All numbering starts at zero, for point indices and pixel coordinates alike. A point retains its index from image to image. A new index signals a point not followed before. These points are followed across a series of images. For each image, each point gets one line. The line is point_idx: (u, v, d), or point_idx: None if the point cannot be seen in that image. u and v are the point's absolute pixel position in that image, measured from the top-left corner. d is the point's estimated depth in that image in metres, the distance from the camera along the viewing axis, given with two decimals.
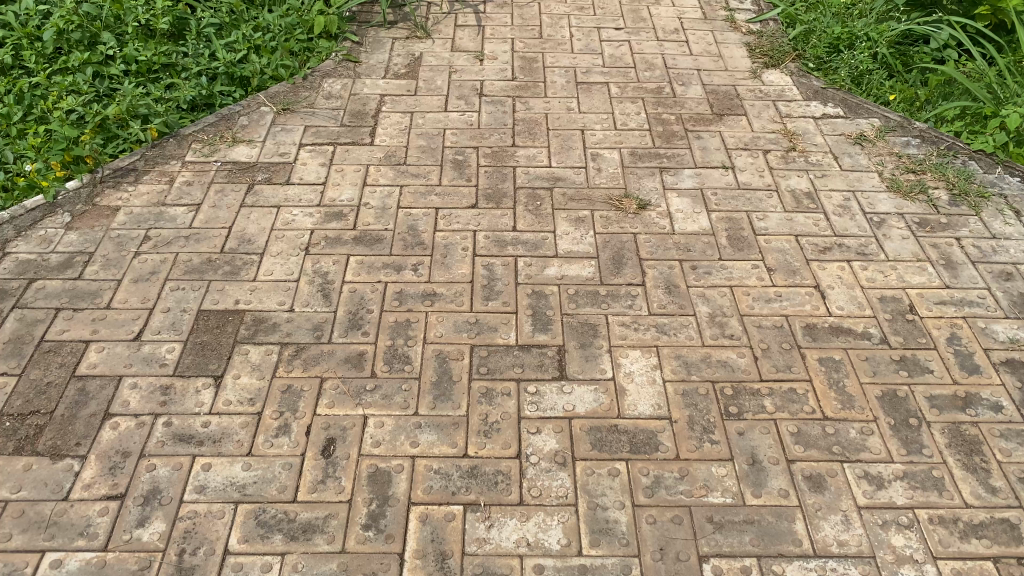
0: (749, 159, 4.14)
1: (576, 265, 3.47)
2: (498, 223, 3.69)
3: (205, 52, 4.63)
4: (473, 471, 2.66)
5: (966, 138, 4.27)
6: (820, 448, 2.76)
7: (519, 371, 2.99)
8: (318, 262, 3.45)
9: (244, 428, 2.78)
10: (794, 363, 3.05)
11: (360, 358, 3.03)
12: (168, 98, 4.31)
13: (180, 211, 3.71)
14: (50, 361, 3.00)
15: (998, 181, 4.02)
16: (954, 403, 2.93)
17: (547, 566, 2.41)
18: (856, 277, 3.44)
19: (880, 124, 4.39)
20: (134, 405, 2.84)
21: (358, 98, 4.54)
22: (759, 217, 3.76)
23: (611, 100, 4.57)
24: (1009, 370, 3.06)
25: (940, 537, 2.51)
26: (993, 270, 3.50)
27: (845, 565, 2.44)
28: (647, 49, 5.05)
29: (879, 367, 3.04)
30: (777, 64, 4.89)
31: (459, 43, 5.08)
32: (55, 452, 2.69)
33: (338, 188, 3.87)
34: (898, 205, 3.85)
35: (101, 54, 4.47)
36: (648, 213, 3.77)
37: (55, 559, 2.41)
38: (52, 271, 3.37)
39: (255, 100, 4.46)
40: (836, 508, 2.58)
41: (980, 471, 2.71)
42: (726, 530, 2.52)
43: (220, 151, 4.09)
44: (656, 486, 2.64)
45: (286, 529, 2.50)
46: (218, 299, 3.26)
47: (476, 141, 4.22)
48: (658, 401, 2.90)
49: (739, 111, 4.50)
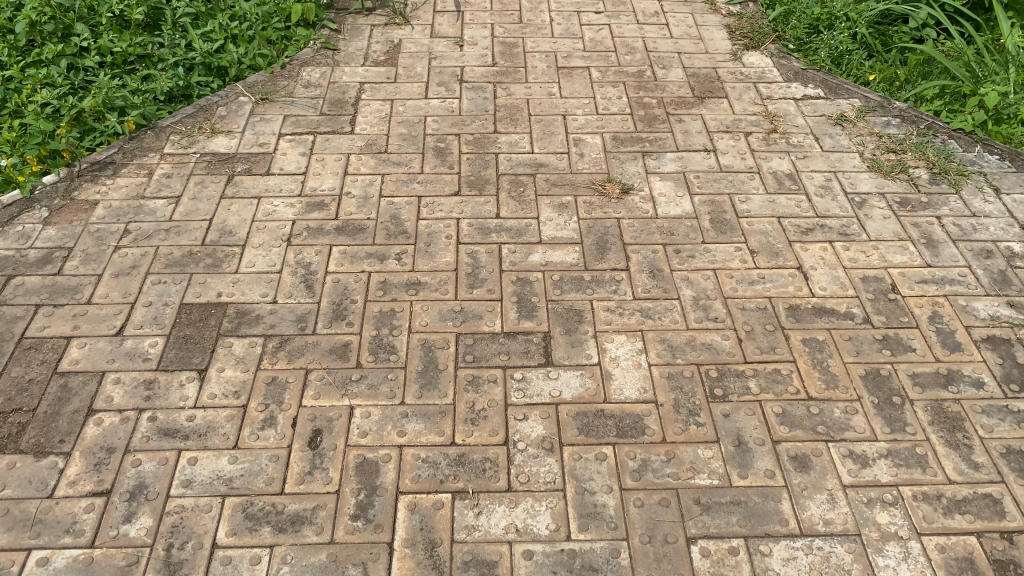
0: (731, 142, 4.14)
1: (560, 251, 3.47)
2: (480, 210, 3.68)
3: (181, 42, 4.57)
4: (461, 459, 2.66)
5: (945, 117, 4.29)
6: (805, 428, 2.78)
7: (505, 359, 2.99)
8: (300, 252, 3.43)
9: (229, 421, 2.77)
10: (778, 344, 3.07)
11: (346, 349, 3.02)
12: (144, 90, 4.26)
13: (159, 204, 3.67)
14: (31, 358, 2.97)
15: (977, 158, 4.04)
16: (936, 380, 2.95)
17: (536, 551, 2.42)
18: (838, 258, 3.46)
19: (860, 104, 4.41)
20: (118, 400, 2.82)
21: (337, 86, 4.50)
22: (741, 199, 3.77)
23: (592, 84, 4.56)
24: (990, 347, 3.09)
25: (925, 513, 2.54)
26: (973, 248, 3.53)
27: (831, 543, 2.46)
28: (627, 32, 5.04)
29: (862, 347, 3.07)
30: (757, 46, 4.89)
31: (438, 29, 5.04)
32: (38, 449, 2.67)
33: (319, 178, 3.85)
34: (879, 185, 3.87)
35: (76, 46, 4.41)
36: (631, 198, 3.77)
37: (42, 557, 2.39)
38: (32, 267, 3.33)
39: (233, 90, 4.41)
40: (822, 488, 2.61)
41: (963, 447, 2.74)
42: (713, 511, 2.54)
43: (198, 142, 4.04)
44: (643, 470, 2.65)
45: (274, 521, 2.49)
46: (201, 292, 3.24)
47: (457, 128, 4.20)
48: (644, 385, 2.91)
49: (719, 93, 4.50)
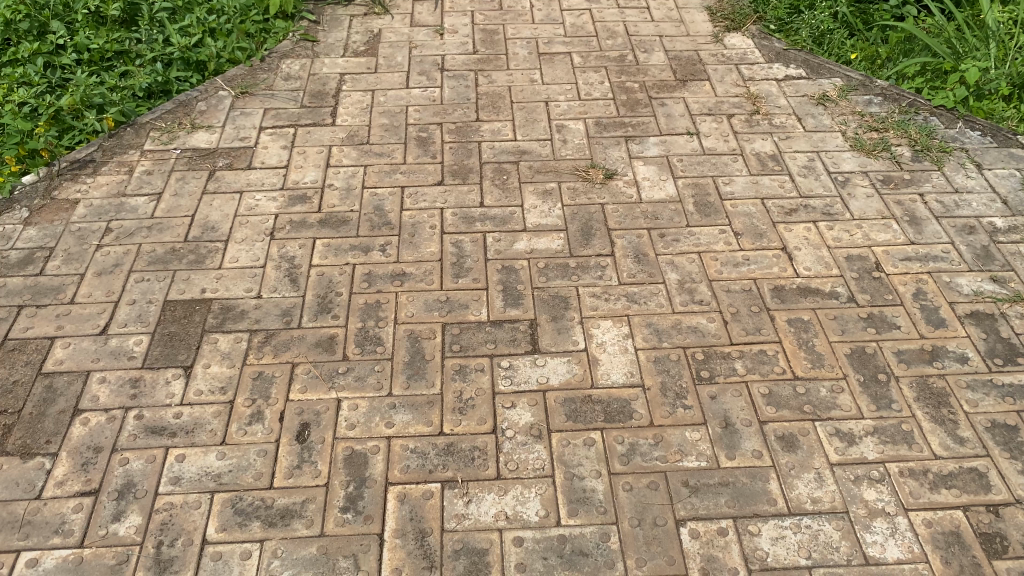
0: (714, 124, 4.14)
1: (545, 238, 3.46)
2: (464, 199, 3.67)
3: (158, 37, 4.53)
4: (450, 449, 2.67)
5: (926, 94, 4.30)
6: (792, 407, 2.79)
7: (491, 347, 2.99)
8: (284, 246, 3.42)
9: (216, 417, 2.76)
10: (764, 325, 3.08)
11: (332, 342, 3.01)
12: (123, 87, 4.22)
13: (141, 201, 3.65)
14: (15, 359, 2.95)
15: (959, 135, 4.05)
16: (921, 357, 2.97)
17: (526, 538, 2.43)
18: (822, 238, 3.47)
19: (842, 83, 4.41)
20: (104, 399, 2.81)
21: (317, 78, 4.47)
22: (725, 182, 3.77)
23: (574, 69, 4.55)
24: (974, 322, 3.11)
25: (911, 489, 2.56)
26: (957, 224, 3.54)
27: (819, 521, 2.47)
28: (608, 16, 5.02)
29: (847, 326, 3.08)
30: (739, 28, 4.88)
31: (418, 18, 5.02)
32: (25, 451, 2.66)
33: (301, 170, 3.83)
34: (862, 163, 3.87)
35: (52, 44, 4.37)
36: (615, 183, 3.77)
37: (31, 558, 2.39)
38: (13, 268, 3.31)
39: (212, 84, 4.38)
40: (809, 466, 2.62)
41: (949, 423, 2.75)
42: (702, 493, 2.55)
43: (179, 139, 4.01)
44: (632, 453, 2.65)
45: (264, 515, 2.49)
46: (184, 289, 3.22)
47: (439, 117, 4.18)
48: (630, 369, 2.92)
49: (702, 76, 4.50)
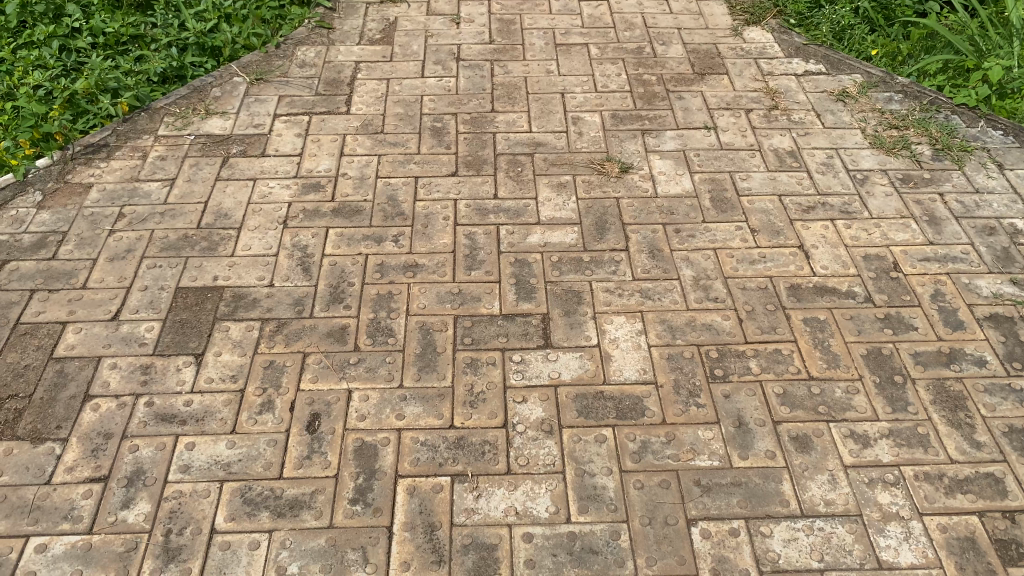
0: (732, 119, 4.09)
1: (559, 231, 3.43)
2: (477, 190, 3.64)
3: (173, 22, 4.52)
4: (460, 442, 2.65)
5: (948, 92, 4.24)
6: (806, 408, 2.76)
7: (504, 341, 2.97)
8: (297, 235, 3.40)
9: (226, 406, 2.75)
10: (779, 324, 3.04)
11: (343, 332, 3.00)
12: (137, 71, 4.21)
13: (154, 186, 3.64)
14: (26, 344, 2.95)
15: (981, 134, 4.00)
16: (938, 359, 2.93)
17: (536, 534, 2.42)
18: (840, 236, 3.42)
19: (862, 79, 4.35)
20: (115, 385, 2.81)
21: (332, 66, 4.44)
22: (742, 177, 3.73)
23: (591, 61, 4.50)
24: (993, 325, 3.06)
25: (926, 493, 2.53)
26: (977, 225, 3.49)
27: (832, 523, 2.45)
28: (626, 8, 4.97)
29: (864, 326, 3.04)
30: (758, 21, 4.83)
31: (435, 6, 4.98)
32: (35, 436, 2.66)
33: (315, 159, 3.81)
34: (881, 161, 3.82)
35: (67, 27, 4.37)
36: (630, 176, 3.73)
37: (40, 543, 2.39)
38: (26, 252, 3.30)
39: (227, 70, 4.36)
40: (823, 468, 2.59)
41: (965, 426, 2.72)
42: (714, 492, 2.52)
43: (193, 124, 4.00)
44: (644, 451, 2.63)
45: (272, 506, 2.48)
46: (197, 276, 3.21)
47: (454, 107, 4.15)
48: (644, 366, 2.89)
49: (720, 69, 4.45)
